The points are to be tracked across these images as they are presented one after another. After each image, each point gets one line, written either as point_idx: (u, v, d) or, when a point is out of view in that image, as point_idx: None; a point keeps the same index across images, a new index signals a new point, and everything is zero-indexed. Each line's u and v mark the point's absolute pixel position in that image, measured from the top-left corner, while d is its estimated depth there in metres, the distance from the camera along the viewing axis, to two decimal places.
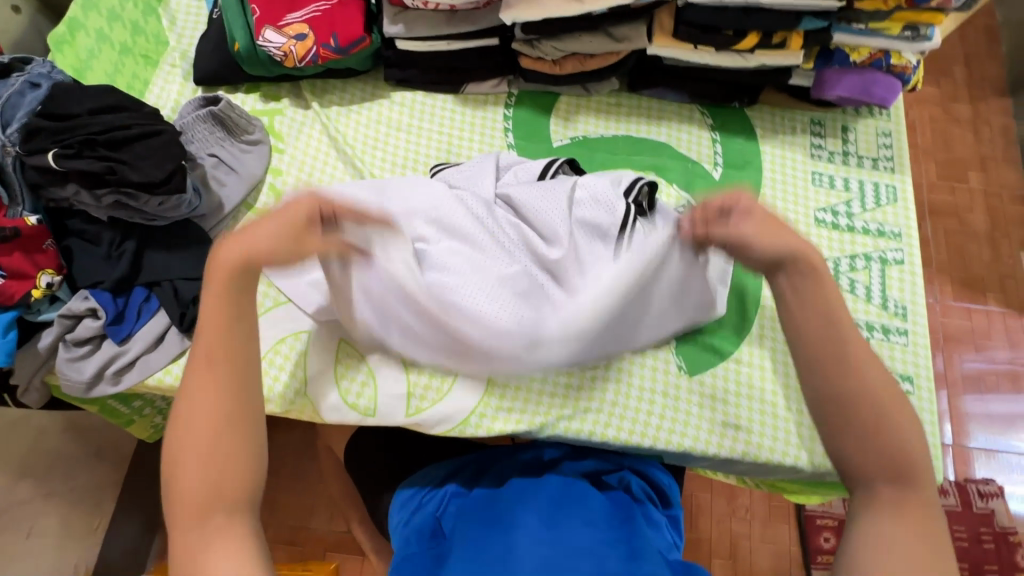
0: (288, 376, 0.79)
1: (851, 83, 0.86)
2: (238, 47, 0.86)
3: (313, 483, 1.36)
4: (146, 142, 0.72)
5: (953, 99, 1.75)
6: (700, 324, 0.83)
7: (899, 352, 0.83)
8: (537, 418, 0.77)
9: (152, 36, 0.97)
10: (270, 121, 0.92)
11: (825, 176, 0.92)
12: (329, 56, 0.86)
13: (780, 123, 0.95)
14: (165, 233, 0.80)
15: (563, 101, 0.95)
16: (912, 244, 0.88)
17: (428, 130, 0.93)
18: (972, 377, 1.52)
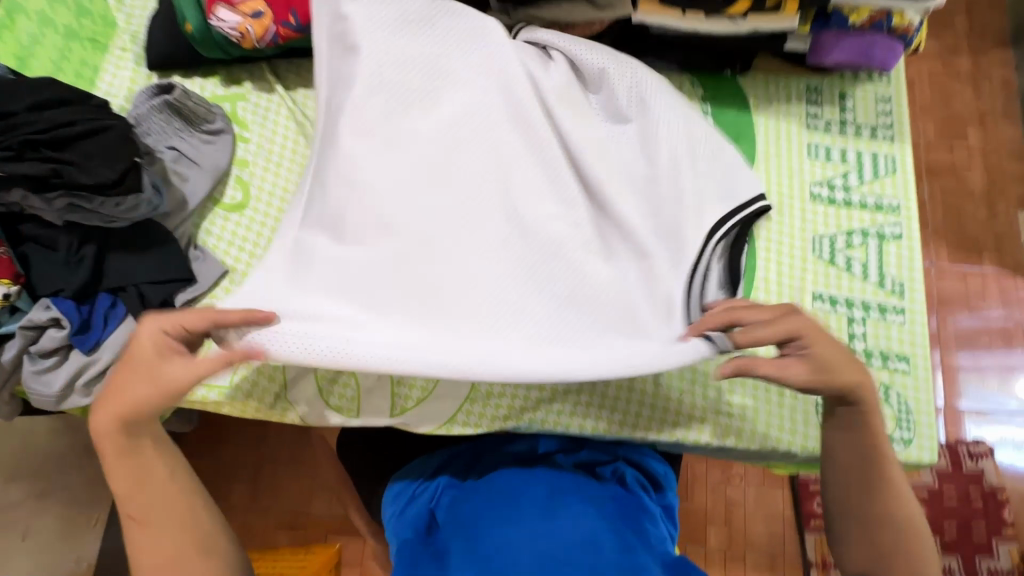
0: (267, 379, 0.78)
1: (848, 46, 0.81)
2: (189, 28, 0.80)
3: (309, 470, 1.35)
4: (94, 139, 0.67)
5: (954, 52, 1.68)
6: None
7: (895, 331, 0.81)
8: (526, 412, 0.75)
9: (98, 16, 0.89)
10: (231, 107, 0.86)
11: (821, 148, 0.87)
12: (290, 35, 0.80)
13: (774, 92, 0.89)
14: (127, 235, 0.76)
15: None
16: (910, 218, 0.85)
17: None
18: (966, 339, 1.52)
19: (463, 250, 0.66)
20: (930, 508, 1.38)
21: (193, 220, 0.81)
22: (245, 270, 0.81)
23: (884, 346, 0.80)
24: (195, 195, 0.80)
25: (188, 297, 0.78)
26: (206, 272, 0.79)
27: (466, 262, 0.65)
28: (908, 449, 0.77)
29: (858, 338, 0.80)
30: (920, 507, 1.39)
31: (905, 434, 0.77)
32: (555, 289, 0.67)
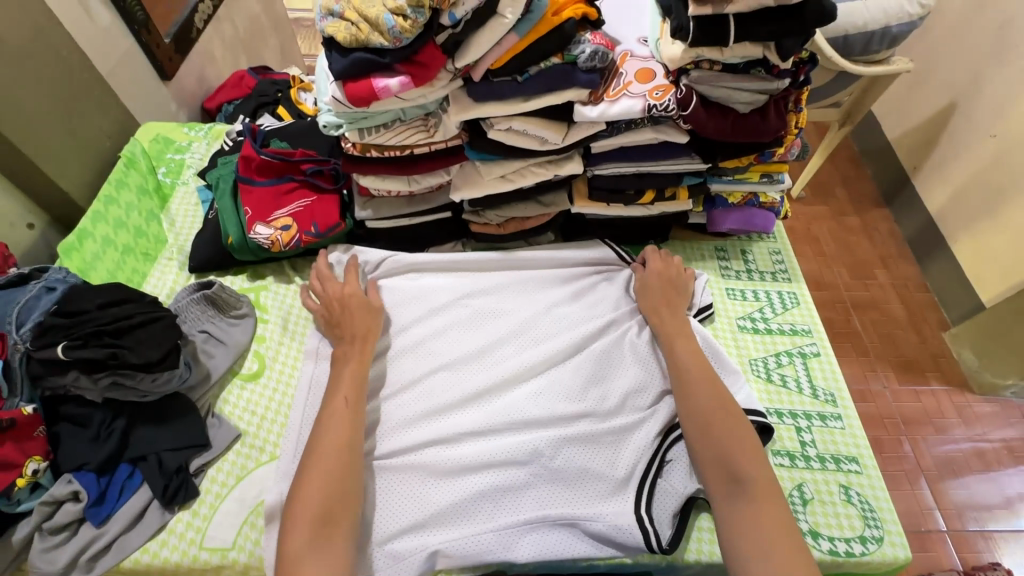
0: (251, 526, 0.81)
1: (736, 218, 1.07)
2: (230, 240, 1.02)
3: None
4: (147, 327, 0.82)
5: (842, 213, 2.09)
6: None
7: (839, 435, 0.91)
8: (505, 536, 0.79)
9: (153, 236, 1.14)
10: (256, 296, 1.04)
11: (737, 290, 1.09)
12: (310, 240, 1.03)
13: (691, 252, 1.14)
14: (155, 408, 0.85)
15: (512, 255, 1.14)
16: (823, 339, 1.03)
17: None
18: (946, 460, 1.59)
19: (467, 439, 0.85)
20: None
21: (213, 390, 0.92)
22: (256, 432, 0.90)
23: (832, 449, 0.90)
24: (218, 368, 0.93)
25: (201, 462, 0.84)
26: (221, 437, 0.87)
27: (467, 452, 0.84)
28: (882, 547, 0.81)
29: (808, 445, 0.90)
30: None
31: (875, 532, 0.82)
32: (538, 480, 0.83)
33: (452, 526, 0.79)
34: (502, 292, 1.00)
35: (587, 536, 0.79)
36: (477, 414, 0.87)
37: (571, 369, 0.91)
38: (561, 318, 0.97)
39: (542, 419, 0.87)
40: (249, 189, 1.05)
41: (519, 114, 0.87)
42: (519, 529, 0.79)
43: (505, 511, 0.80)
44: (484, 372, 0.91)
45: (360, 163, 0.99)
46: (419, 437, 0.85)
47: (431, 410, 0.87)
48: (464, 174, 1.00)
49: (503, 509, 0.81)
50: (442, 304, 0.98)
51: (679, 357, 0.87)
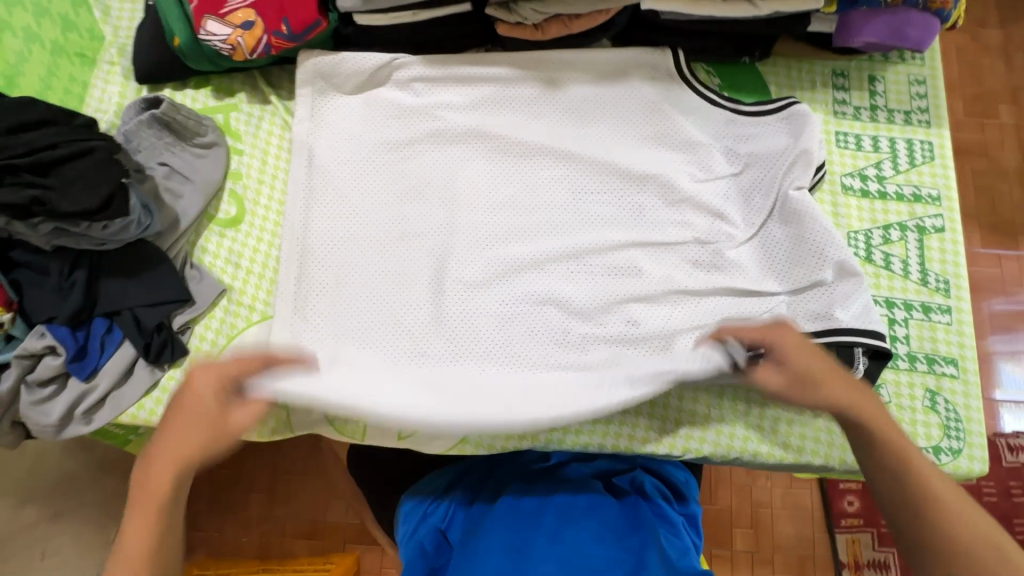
0: None
1: (880, 26, 0.74)
2: (178, 42, 0.76)
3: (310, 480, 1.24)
4: (76, 164, 0.63)
5: (982, 24, 1.58)
6: None
7: (941, 332, 0.74)
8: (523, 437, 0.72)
9: (86, 31, 0.87)
10: (224, 118, 0.83)
11: (851, 136, 0.81)
12: (283, 45, 0.76)
13: (797, 76, 0.83)
14: (120, 258, 0.72)
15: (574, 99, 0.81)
16: (952, 209, 0.78)
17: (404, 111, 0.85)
18: (1003, 320, 1.43)
19: (485, 320, 0.74)
20: None
21: (188, 237, 0.78)
22: (243, 288, 0.78)
23: (929, 348, 0.74)
24: (189, 213, 0.76)
25: (186, 319, 0.75)
26: (204, 292, 0.76)
27: (484, 335, 0.73)
28: (957, 460, 0.70)
29: (900, 341, 0.74)
30: None
31: (954, 443, 0.71)
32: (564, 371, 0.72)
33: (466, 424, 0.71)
34: (532, 138, 0.79)
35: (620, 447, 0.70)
36: (496, 292, 0.74)
37: (617, 259, 0.75)
38: (612, 192, 0.78)
39: (573, 302, 0.74)
40: None
41: None
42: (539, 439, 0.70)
43: None
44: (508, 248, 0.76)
45: None
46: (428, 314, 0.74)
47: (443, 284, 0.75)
48: None
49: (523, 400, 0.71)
50: (462, 160, 0.79)
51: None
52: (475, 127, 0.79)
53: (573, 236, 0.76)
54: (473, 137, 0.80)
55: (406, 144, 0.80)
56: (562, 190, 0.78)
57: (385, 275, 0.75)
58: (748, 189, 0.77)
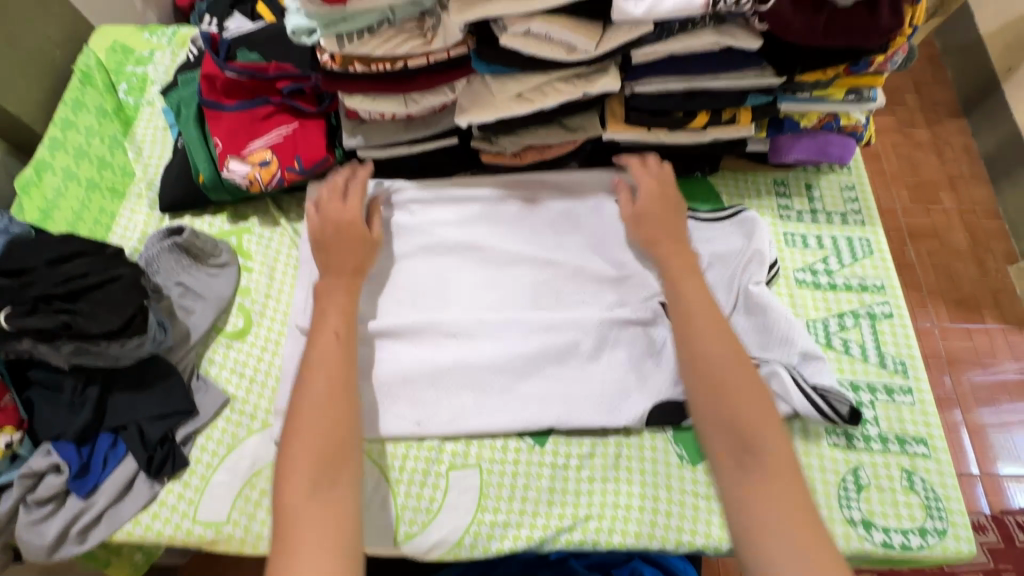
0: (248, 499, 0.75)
1: (806, 146, 0.87)
2: (202, 178, 0.87)
3: None
4: (104, 290, 0.70)
5: (911, 124, 1.79)
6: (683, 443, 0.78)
7: (907, 412, 0.79)
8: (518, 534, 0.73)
9: (118, 168, 0.99)
10: (237, 240, 0.92)
11: (798, 236, 0.91)
12: (295, 177, 0.87)
13: (744, 186, 0.96)
14: (132, 373, 0.77)
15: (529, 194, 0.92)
16: (898, 297, 0.87)
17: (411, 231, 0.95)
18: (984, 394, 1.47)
19: (475, 418, 0.78)
20: None
21: (196, 350, 0.83)
22: (245, 397, 0.82)
23: (898, 429, 0.78)
24: (199, 327, 0.82)
25: (188, 431, 0.78)
26: (209, 402, 0.80)
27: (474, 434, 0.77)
28: (944, 540, 0.72)
29: (870, 422, 0.78)
30: None
31: (938, 524, 0.73)
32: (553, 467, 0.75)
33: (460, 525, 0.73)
34: (511, 247, 0.87)
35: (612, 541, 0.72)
36: (485, 391, 0.79)
37: (597, 354, 0.80)
38: (588, 293, 0.85)
39: (557, 399, 0.78)
40: (217, 115, 0.87)
41: (539, 11, 0.68)
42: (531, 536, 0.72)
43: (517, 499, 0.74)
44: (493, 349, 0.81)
45: (342, 81, 0.81)
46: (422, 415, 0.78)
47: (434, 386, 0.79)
48: (472, 91, 0.82)
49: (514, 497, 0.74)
50: (451, 271, 0.87)
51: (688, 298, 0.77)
52: (463, 241, 0.88)
53: (555, 333, 0.81)
54: (460, 248, 0.88)
55: (401, 259, 0.88)
56: (541, 293, 0.85)
57: (379, 380, 0.79)
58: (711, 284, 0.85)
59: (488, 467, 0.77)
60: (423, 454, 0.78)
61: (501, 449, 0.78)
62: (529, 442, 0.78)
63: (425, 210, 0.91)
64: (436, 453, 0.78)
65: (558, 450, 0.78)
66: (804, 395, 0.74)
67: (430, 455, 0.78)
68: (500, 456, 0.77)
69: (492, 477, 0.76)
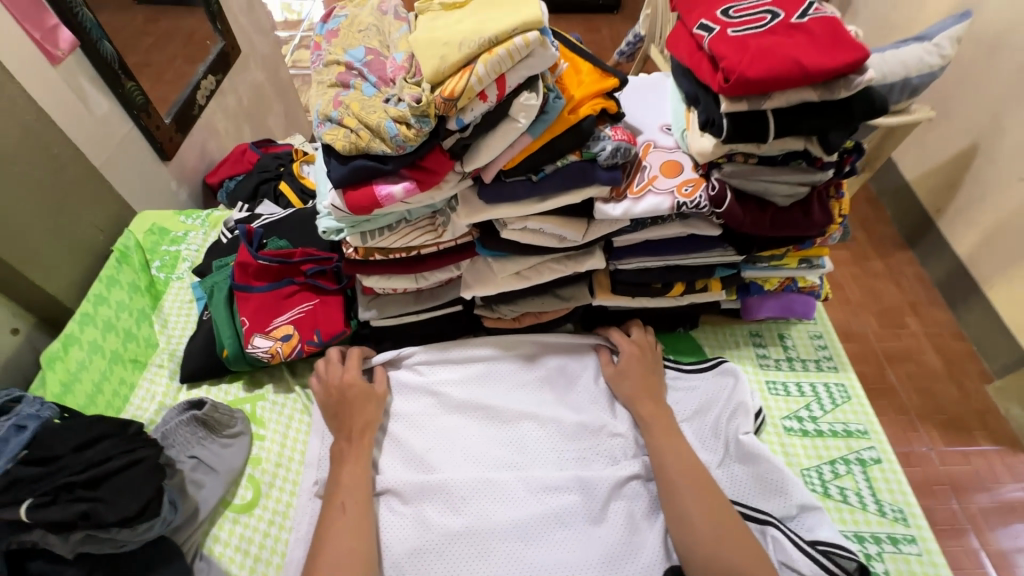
0: None
1: (772, 305, 0.99)
2: (226, 352, 0.94)
3: None
4: (128, 473, 0.72)
5: (865, 257, 1.95)
6: None
7: (916, 564, 0.80)
8: None
9: (143, 339, 1.07)
10: (251, 407, 0.95)
11: (779, 383, 0.99)
12: (313, 348, 0.95)
13: (723, 338, 1.05)
14: (135, 559, 0.75)
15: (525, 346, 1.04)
16: (882, 440, 0.92)
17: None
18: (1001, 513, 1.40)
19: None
20: None
21: (203, 527, 0.82)
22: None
23: None
24: (209, 503, 0.83)
25: None
26: None
27: None
28: None
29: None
30: None
31: None
32: None
33: None
34: (514, 406, 0.93)
35: None
36: (494, 558, 0.79)
37: (604, 513, 0.82)
38: (590, 447, 0.89)
39: (567, 564, 0.78)
40: (245, 295, 0.95)
41: (533, 214, 0.81)
42: None
43: None
44: (501, 512, 0.82)
45: (362, 265, 0.92)
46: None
47: (443, 552, 0.79)
48: (476, 270, 0.94)
49: None
50: (460, 431, 0.91)
51: (674, 453, 0.82)
52: (469, 399, 0.93)
53: (561, 493, 0.84)
54: (468, 406, 0.93)
55: (413, 420, 0.92)
56: (543, 451, 0.89)
57: (391, 552, 0.79)
58: (701, 434, 0.89)
59: None
60: None
61: None
62: None
63: (436, 368, 0.98)
64: None
65: None
66: (806, 554, 0.75)
67: None
68: None
69: None
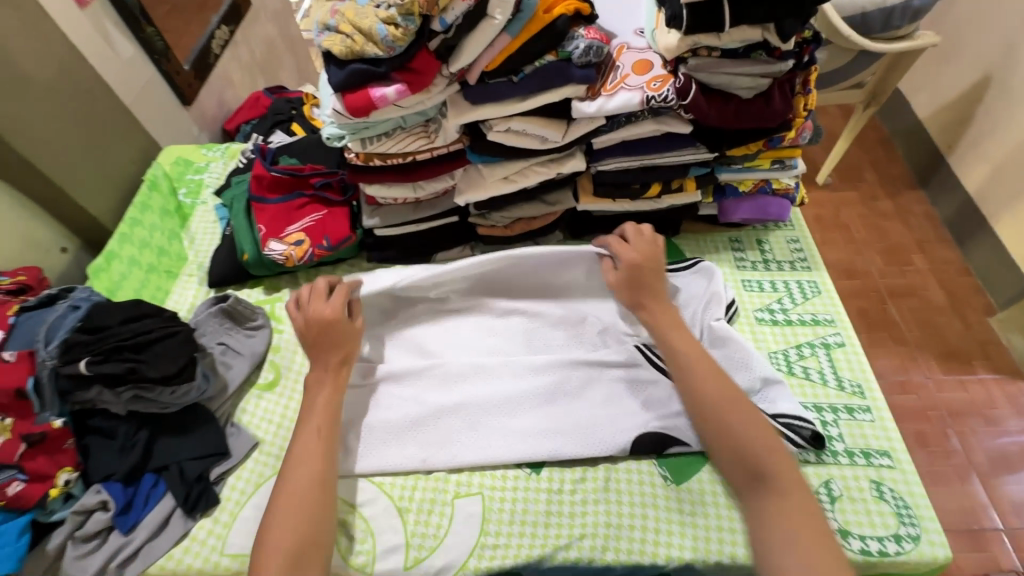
0: None
1: (748, 207, 1.05)
2: (246, 256, 1.05)
3: None
4: (165, 342, 0.85)
5: (874, 197, 1.94)
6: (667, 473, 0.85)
7: (868, 429, 0.87)
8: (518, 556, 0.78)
9: (175, 254, 1.19)
10: (271, 307, 1.07)
11: (754, 281, 1.05)
12: (323, 253, 1.05)
13: (704, 245, 1.12)
14: (175, 419, 0.88)
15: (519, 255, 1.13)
16: (847, 328, 0.98)
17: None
18: (999, 456, 1.45)
19: (474, 448, 0.87)
20: None
21: (231, 400, 0.95)
22: (272, 440, 0.92)
23: (862, 443, 0.85)
24: (236, 379, 0.95)
25: (222, 470, 0.87)
26: (240, 444, 0.90)
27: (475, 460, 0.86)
28: (919, 546, 0.76)
29: (835, 439, 0.86)
30: None
31: (911, 530, 0.78)
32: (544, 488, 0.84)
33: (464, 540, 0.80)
34: (504, 303, 1.01)
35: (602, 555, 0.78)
36: (483, 424, 0.89)
37: (583, 394, 0.91)
38: (578, 339, 0.98)
39: (546, 429, 0.88)
40: (262, 206, 1.06)
41: (517, 114, 0.87)
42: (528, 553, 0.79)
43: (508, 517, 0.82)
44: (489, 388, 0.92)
45: (364, 173, 1.01)
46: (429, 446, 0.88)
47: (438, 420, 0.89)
48: (468, 177, 1.01)
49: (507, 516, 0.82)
50: (455, 324, 1.00)
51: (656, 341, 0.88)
52: (463, 297, 1.02)
53: (544, 374, 0.92)
54: (462, 303, 1.02)
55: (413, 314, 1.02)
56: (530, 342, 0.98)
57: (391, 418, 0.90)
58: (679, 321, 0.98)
59: (490, 493, 0.84)
60: (430, 484, 0.85)
61: (501, 478, 0.86)
62: (525, 470, 0.86)
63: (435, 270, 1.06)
64: (442, 483, 0.86)
65: (553, 476, 0.86)
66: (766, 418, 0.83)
67: (437, 485, 0.86)
68: (500, 484, 0.85)
69: (492, 503, 0.83)
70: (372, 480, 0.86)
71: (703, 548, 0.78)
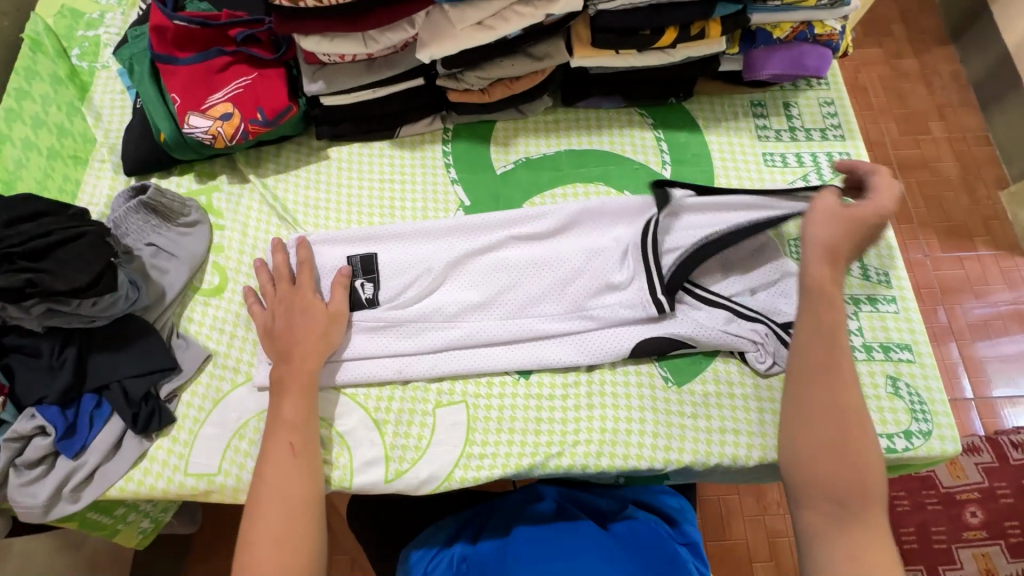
0: (241, 439, 0.76)
1: (781, 59, 0.85)
2: (163, 136, 0.84)
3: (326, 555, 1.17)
4: (71, 246, 0.69)
5: (899, 54, 1.69)
6: (672, 373, 0.78)
7: (890, 321, 0.79)
8: (506, 465, 0.73)
9: (79, 134, 0.95)
10: (207, 199, 0.90)
11: (776, 155, 0.90)
12: (259, 130, 0.85)
13: (721, 110, 0.93)
14: (107, 333, 0.76)
15: (500, 127, 0.95)
16: (879, 208, 0.85)
17: (386, 179, 0.92)
18: (981, 322, 1.43)
19: (454, 357, 0.78)
20: (987, 510, 1.25)
21: (174, 308, 0.82)
22: (227, 352, 0.81)
23: (882, 337, 0.78)
24: (174, 285, 0.82)
25: (172, 387, 0.77)
26: (190, 358, 0.79)
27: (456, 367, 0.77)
28: (929, 441, 0.72)
29: (854, 333, 0.78)
30: (977, 511, 1.25)
31: (923, 426, 0.73)
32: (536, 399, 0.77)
33: (450, 450, 0.74)
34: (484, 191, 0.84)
35: (594, 463, 0.73)
36: (462, 330, 0.78)
37: (587, 306, 0.78)
38: (600, 246, 0.80)
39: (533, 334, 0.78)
40: (172, 69, 0.84)
41: None
42: (518, 464, 0.73)
43: (491, 428, 0.76)
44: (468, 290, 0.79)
45: (296, 20, 0.78)
46: (402, 353, 0.78)
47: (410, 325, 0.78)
48: (432, 24, 0.79)
49: (493, 426, 0.76)
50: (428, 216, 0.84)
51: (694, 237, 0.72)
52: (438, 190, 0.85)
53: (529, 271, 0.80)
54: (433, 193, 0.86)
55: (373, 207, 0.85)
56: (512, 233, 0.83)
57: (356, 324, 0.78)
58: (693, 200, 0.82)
59: (474, 401, 0.77)
60: (409, 393, 0.78)
61: (487, 384, 0.78)
62: (513, 375, 0.78)
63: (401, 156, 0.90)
64: (422, 391, 0.78)
65: (544, 382, 0.78)
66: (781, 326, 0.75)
67: (415, 394, 0.78)
68: (486, 390, 0.78)
69: (478, 411, 0.76)
70: (343, 392, 0.78)
71: (707, 449, 0.73)
